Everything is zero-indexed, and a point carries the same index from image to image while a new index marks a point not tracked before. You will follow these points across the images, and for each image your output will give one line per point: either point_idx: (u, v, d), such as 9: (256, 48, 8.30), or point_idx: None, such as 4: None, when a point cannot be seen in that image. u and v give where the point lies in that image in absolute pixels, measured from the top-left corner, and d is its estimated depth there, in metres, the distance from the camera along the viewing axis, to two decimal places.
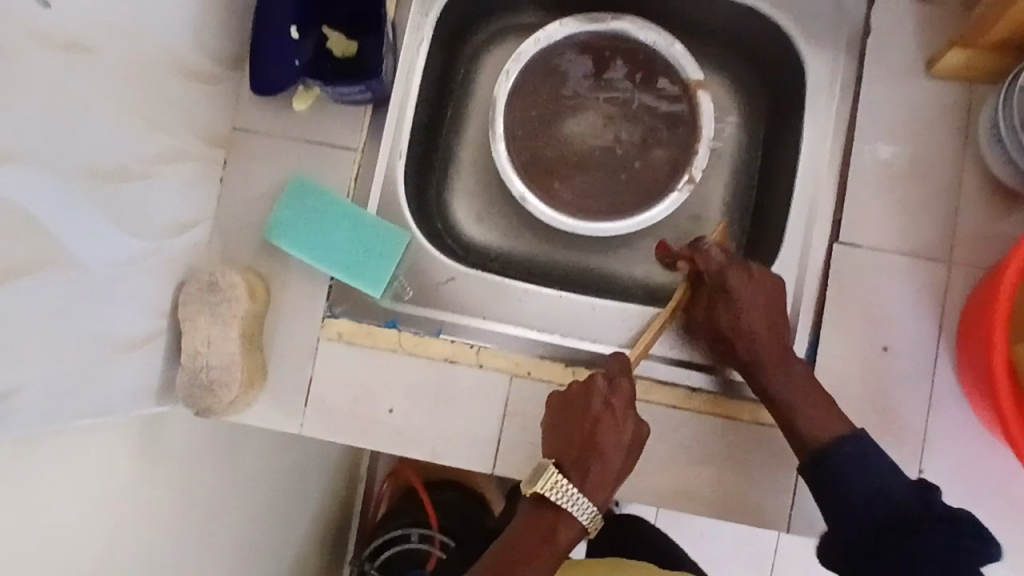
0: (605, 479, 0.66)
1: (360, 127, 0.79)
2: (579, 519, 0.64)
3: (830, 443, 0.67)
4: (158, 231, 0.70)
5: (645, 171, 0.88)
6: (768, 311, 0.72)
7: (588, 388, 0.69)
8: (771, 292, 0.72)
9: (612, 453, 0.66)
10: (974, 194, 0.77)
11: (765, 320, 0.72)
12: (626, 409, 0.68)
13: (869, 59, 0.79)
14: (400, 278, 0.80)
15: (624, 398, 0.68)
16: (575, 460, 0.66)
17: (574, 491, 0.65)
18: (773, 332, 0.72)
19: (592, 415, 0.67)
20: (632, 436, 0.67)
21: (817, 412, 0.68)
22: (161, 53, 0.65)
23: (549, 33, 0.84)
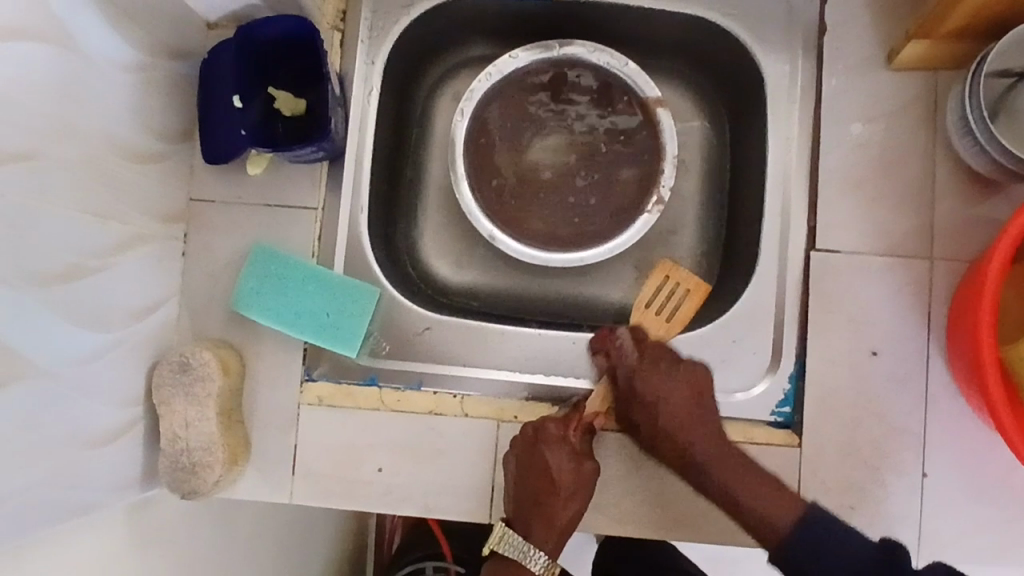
0: (554, 527, 0.74)
1: (317, 186, 0.78)
2: (534, 569, 0.73)
3: (787, 521, 0.65)
4: (122, 319, 0.69)
5: (614, 192, 0.87)
6: (700, 405, 0.74)
7: (523, 439, 0.73)
8: (702, 384, 0.74)
9: (556, 506, 0.73)
10: (948, 184, 0.75)
11: (683, 396, 0.74)
12: (562, 457, 0.72)
13: (827, 59, 0.78)
14: (374, 333, 0.78)
15: (558, 445, 0.72)
16: (524, 516, 0.73)
17: (525, 545, 0.73)
18: (704, 424, 0.73)
19: (532, 471, 0.73)
20: (574, 480, 0.72)
21: (764, 509, 0.67)
22: (107, 142, 0.64)
23: (500, 66, 0.82)
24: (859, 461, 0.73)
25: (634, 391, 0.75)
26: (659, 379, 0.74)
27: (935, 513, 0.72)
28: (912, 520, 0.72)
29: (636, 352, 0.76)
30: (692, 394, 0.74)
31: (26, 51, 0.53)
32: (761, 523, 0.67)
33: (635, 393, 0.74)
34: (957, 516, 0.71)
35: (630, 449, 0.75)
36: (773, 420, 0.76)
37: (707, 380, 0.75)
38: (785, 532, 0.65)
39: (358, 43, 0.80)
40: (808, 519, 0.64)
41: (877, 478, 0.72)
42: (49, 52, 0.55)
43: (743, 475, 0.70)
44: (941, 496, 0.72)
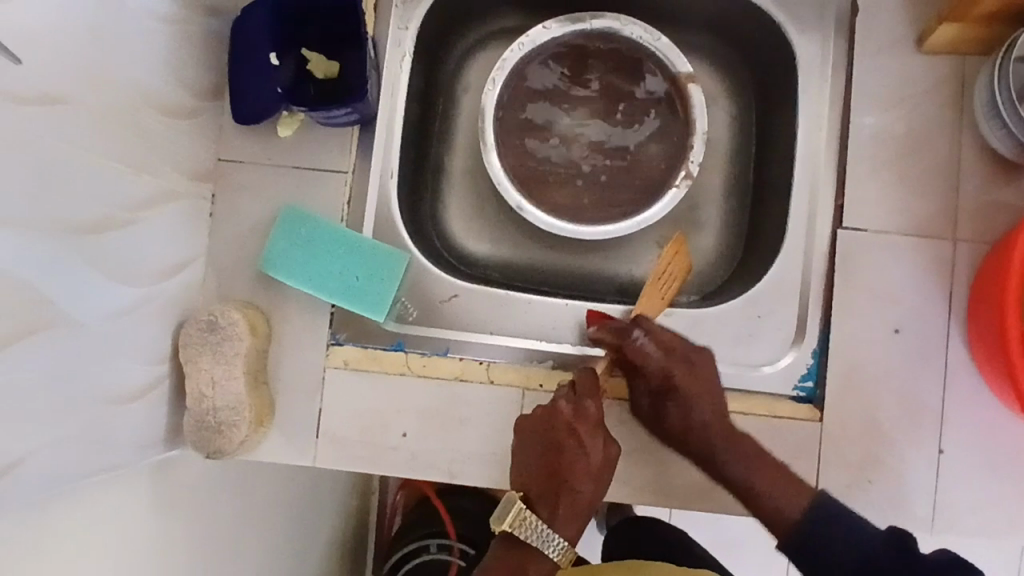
0: (571, 507, 0.70)
1: (348, 149, 0.77)
2: (549, 554, 0.68)
3: (793, 510, 0.65)
4: (151, 274, 0.68)
5: (639, 167, 0.87)
6: (715, 403, 0.71)
7: (556, 414, 0.71)
8: (709, 378, 0.72)
9: (581, 485, 0.70)
10: (974, 167, 0.76)
11: (710, 377, 0.72)
12: (593, 439, 0.70)
13: (859, 40, 0.78)
14: (402, 299, 0.79)
15: (591, 426, 0.70)
16: (545, 496, 0.70)
17: (544, 530, 0.68)
18: (715, 409, 0.71)
19: (563, 453, 0.70)
20: (601, 460, 0.70)
21: (780, 494, 0.67)
22: (140, 91, 0.63)
23: (532, 37, 0.82)
24: (878, 437, 0.74)
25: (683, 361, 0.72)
26: (679, 392, 0.71)
27: (949, 489, 0.73)
28: (927, 495, 0.73)
29: (665, 355, 0.72)
30: (711, 394, 0.71)
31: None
32: (771, 511, 0.67)
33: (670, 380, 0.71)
34: (971, 492, 0.73)
35: None
36: (796, 395, 0.77)
37: (714, 370, 0.72)
38: (797, 521, 0.65)
39: (393, 8, 0.79)
40: (821, 503, 0.64)
41: (895, 453, 0.74)
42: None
43: (766, 453, 0.70)
44: (956, 471, 0.73)
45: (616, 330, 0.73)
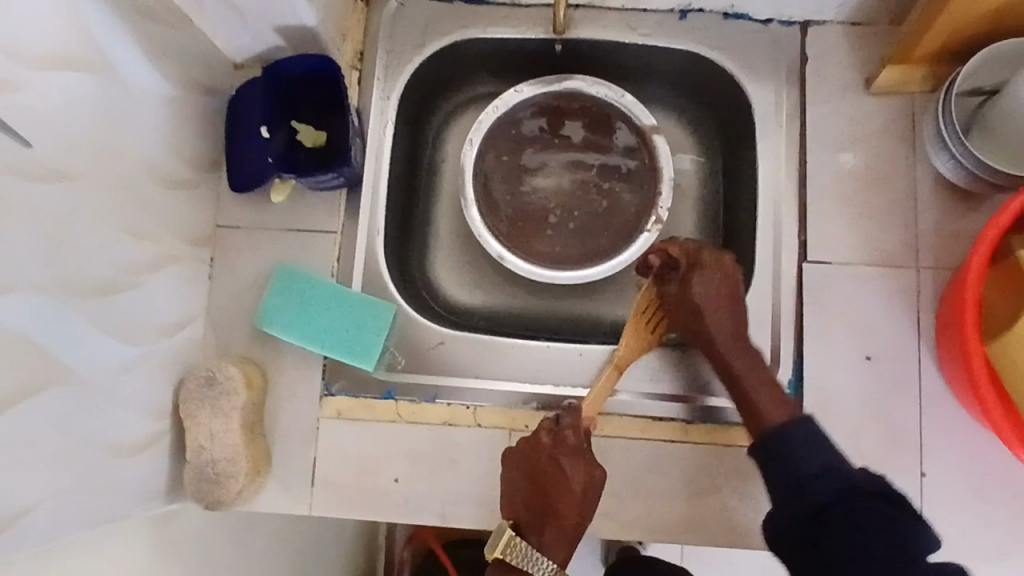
0: (560, 530, 0.71)
1: (337, 210, 0.83)
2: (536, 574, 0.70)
3: (774, 420, 0.69)
4: (152, 334, 0.73)
5: (614, 215, 0.92)
6: (738, 333, 0.74)
7: (536, 443, 0.73)
8: (734, 297, 0.74)
9: (565, 510, 0.71)
10: (930, 198, 0.80)
11: (721, 282, 0.74)
12: (577, 465, 0.71)
13: (810, 86, 0.84)
14: (391, 348, 0.82)
15: (576, 453, 0.72)
16: (535, 522, 0.72)
17: (533, 555, 0.70)
18: (723, 288, 0.74)
19: (550, 480, 0.71)
20: (584, 486, 0.71)
21: (767, 402, 0.70)
22: (141, 166, 0.69)
23: (506, 100, 0.88)
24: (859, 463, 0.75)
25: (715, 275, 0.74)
26: (699, 304, 0.73)
27: (935, 511, 0.74)
28: None
29: (704, 279, 0.74)
30: (736, 322, 0.74)
31: (61, 76, 0.58)
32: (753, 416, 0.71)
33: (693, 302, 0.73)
34: (958, 513, 0.74)
35: (638, 454, 0.77)
36: None
37: (737, 280, 0.75)
38: (770, 430, 0.68)
39: (375, 80, 0.86)
40: (805, 423, 0.66)
41: None
42: (84, 78, 0.61)
43: (766, 371, 0.73)
44: (940, 493, 0.74)
45: (662, 261, 0.75)
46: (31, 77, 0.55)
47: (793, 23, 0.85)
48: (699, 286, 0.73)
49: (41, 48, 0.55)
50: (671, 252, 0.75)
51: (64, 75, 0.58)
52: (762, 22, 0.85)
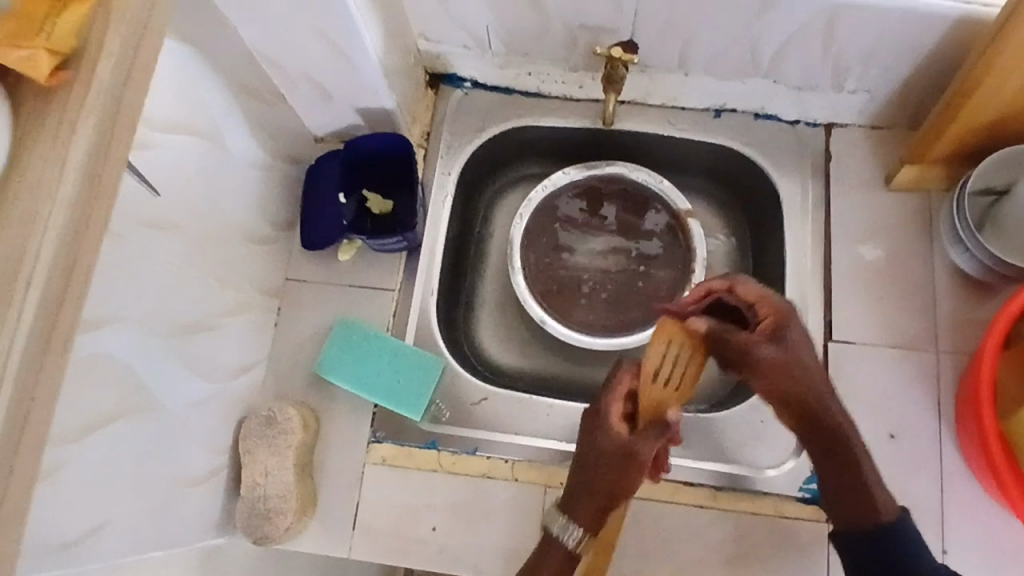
0: (590, 511, 0.68)
1: (397, 270, 0.91)
2: (566, 542, 0.68)
3: (881, 515, 0.69)
4: (223, 373, 0.79)
5: (648, 289, 0.99)
6: (808, 366, 0.66)
7: (601, 412, 0.67)
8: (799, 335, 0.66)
9: (612, 472, 0.66)
10: (947, 287, 0.86)
11: (789, 345, 0.65)
12: (611, 432, 0.66)
13: (833, 181, 0.92)
14: (437, 401, 0.87)
15: (614, 430, 0.66)
16: (574, 503, 0.69)
17: (565, 523, 0.69)
18: (790, 347, 0.65)
19: (588, 442, 0.68)
20: (632, 458, 0.65)
21: (873, 485, 0.69)
22: (232, 221, 0.78)
23: (554, 180, 0.97)
24: None
25: (774, 318, 0.66)
26: (760, 369, 0.65)
27: None
28: None
29: (764, 317, 0.66)
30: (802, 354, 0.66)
31: (178, 141, 0.67)
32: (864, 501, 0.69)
33: (782, 339, 0.65)
34: None
35: (669, 516, 0.80)
36: (802, 496, 0.80)
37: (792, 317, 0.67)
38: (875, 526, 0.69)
39: (438, 158, 0.96)
40: (903, 518, 0.69)
41: None
42: (197, 144, 0.70)
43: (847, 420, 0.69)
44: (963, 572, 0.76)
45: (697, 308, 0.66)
46: (155, 140, 0.64)
47: (818, 124, 0.94)
48: (765, 321, 0.66)
49: (168, 116, 0.65)
50: (714, 290, 0.66)
51: (184, 140, 0.68)
52: (790, 122, 0.94)
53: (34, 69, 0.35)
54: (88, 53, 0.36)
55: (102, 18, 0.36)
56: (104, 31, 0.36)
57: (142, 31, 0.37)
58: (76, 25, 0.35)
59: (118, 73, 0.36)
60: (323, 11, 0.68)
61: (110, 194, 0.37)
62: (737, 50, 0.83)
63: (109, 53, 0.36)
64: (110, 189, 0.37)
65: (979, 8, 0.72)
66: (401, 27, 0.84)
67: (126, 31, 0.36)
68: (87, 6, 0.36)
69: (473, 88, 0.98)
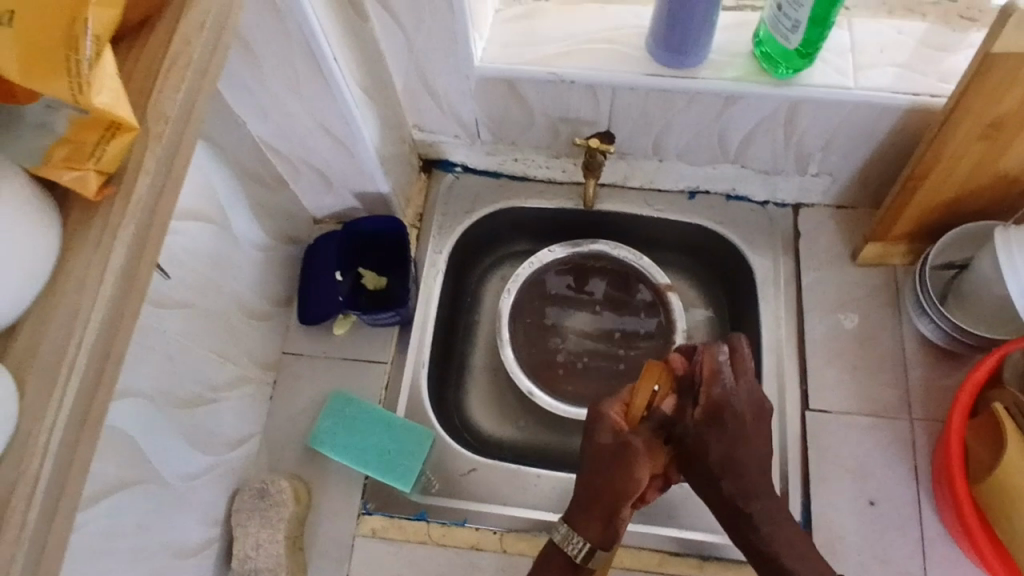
0: (596, 518, 0.67)
1: (390, 344, 0.95)
2: (569, 553, 0.67)
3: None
4: (221, 444, 0.82)
5: (632, 360, 1.02)
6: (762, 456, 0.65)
7: (600, 414, 0.68)
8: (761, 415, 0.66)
9: (607, 478, 0.66)
10: (916, 356, 0.90)
11: (744, 407, 0.65)
12: (604, 430, 0.67)
13: (802, 256, 0.97)
14: (427, 472, 0.89)
15: (617, 429, 0.67)
16: (580, 509, 0.68)
17: (566, 530, 0.68)
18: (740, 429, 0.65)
19: (592, 444, 0.67)
20: (627, 463, 0.65)
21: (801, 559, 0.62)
22: (234, 299, 0.82)
23: (540, 258, 1.03)
24: None
25: (711, 399, 0.65)
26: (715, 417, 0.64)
27: None
28: None
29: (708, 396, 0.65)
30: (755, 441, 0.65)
31: (189, 226, 0.73)
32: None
33: (722, 425, 0.64)
34: None
35: None
36: None
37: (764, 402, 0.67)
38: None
39: (430, 237, 1.02)
40: None
41: None
42: (205, 228, 0.76)
43: (784, 521, 0.64)
44: None
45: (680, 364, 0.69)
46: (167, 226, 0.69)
47: (786, 204, 1.01)
48: (708, 403, 0.65)
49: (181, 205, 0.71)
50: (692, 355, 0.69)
51: (195, 226, 0.74)
52: (759, 203, 1.01)
53: (82, 187, 0.38)
54: (128, 175, 0.39)
55: (141, 142, 0.39)
56: (144, 157, 0.39)
57: (174, 152, 0.40)
58: (120, 151, 0.38)
59: (153, 187, 0.39)
60: (330, 110, 0.75)
61: (139, 291, 0.40)
62: (706, 139, 0.90)
63: (146, 173, 0.39)
64: (141, 287, 0.40)
65: (928, 99, 0.78)
66: (396, 121, 0.91)
67: (162, 155, 0.39)
68: (132, 136, 0.38)
69: (464, 172, 1.05)
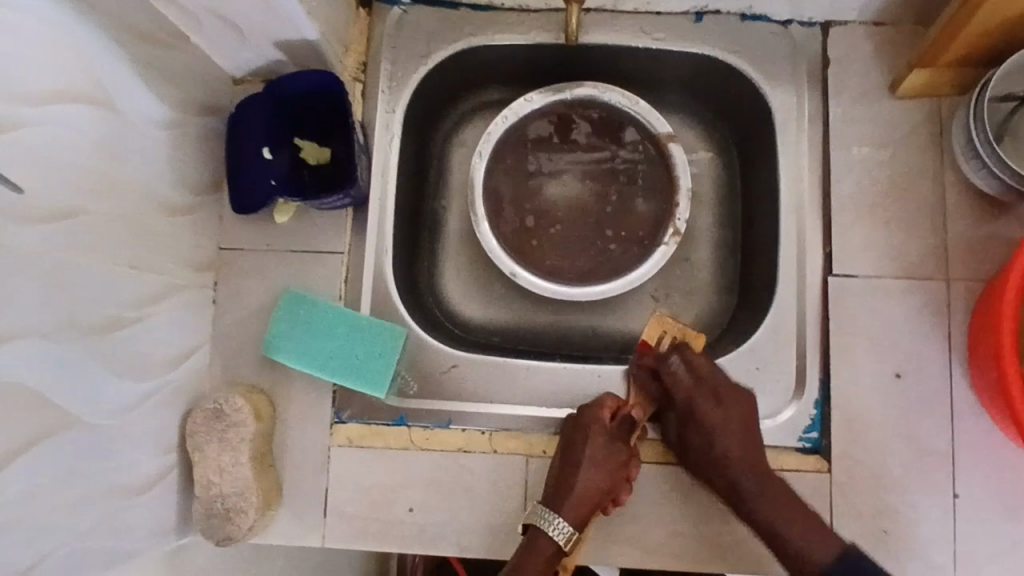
0: (574, 502, 0.70)
1: (344, 229, 0.80)
2: (553, 536, 0.69)
3: (823, 555, 0.64)
4: (158, 366, 0.70)
5: (629, 225, 0.89)
6: (749, 437, 0.72)
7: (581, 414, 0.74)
8: (749, 419, 0.73)
9: (581, 478, 0.71)
10: (958, 206, 0.77)
11: (737, 409, 0.73)
12: (597, 434, 0.72)
13: (832, 91, 0.80)
14: (402, 372, 0.79)
15: (592, 431, 0.72)
16: (555, 492, 0.71)
17: (550, 515, 0.69)
18: (724, 423, 0.72)
19: (566, 439, 0.74)
20: (604, 454, 0.72)
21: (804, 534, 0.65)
22: (144, 197, 0.66)
23: (515, 109, 0.85)
24: (889, 483, 0.73)
25: (705, 382, 0.74)
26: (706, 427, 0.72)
27: (968, 534, 0.71)
28: (947, 542, 0.71)
29: (691, 377, 0.75)
30: (744, 426, 0.72)
31: (55, 112, 0.54)
32: (801, 557, 0.65)
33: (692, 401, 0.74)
34: (992, 537, 0.71)
35: (662, 480, 0.75)
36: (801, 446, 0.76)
37: (755, 413, 0.73)
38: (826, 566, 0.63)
39: (379, 93, 0.83)
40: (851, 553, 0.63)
41: (907, 499, 0.72)
42: (82, 110, 0.57)
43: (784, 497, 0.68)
44: (973, 514, 0.72)
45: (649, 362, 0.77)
46: (26, 116, 0.51)
47: (814, 24, 0.82)
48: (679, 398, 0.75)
49: (41, 84, 0.52)
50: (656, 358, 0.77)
51: (67, 107, 0.55)
52: (781, 24, 0.82)
53: None
54: None
55: None
56: None
57: None
58: None
59: None
60: None
61: None
62: None
63: None
64: None
65: None
66: None
67: None
68: None
69: (414, 5, 0.84)
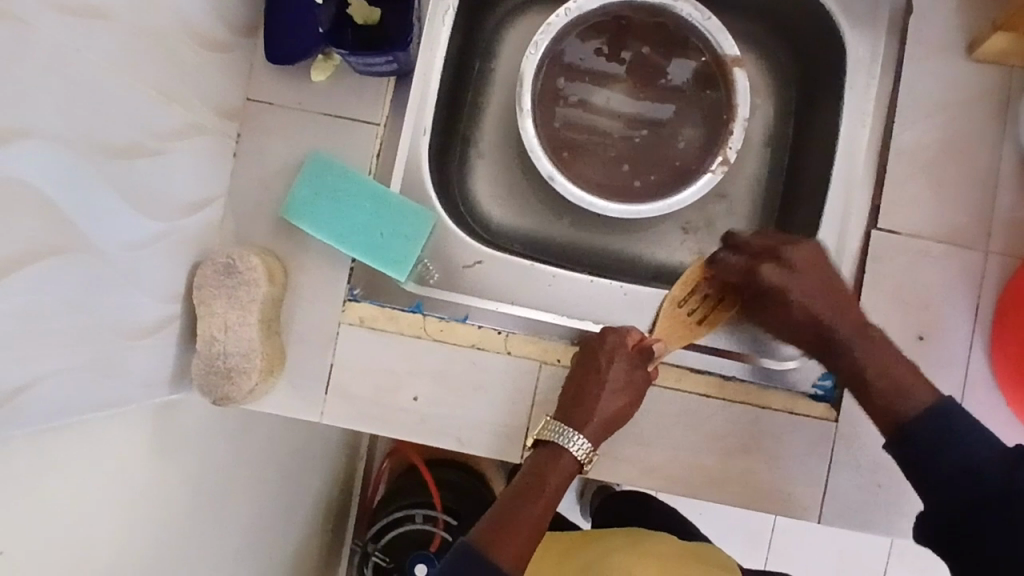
0: (595, 422, 0.70)
1: (382, 100, 0.75)
2: (575, 453, 0.69)
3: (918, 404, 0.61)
4: (171, 209, 0.65)
5: (673, 150, 0.86)
6: (827, 281, 0.67)
7: (599, 341, 0.73)
8: (822, 260, 0.69)
9: (599, 400, 0.70)
10: (1012, 181, 0.75)
11: (812, 268, 0.68)
12: (618, 361, 0.72)
13: (910, 40, 0.77)
14: (425, 260, 0.77)
15: (614, 356, 0.72)
16: (569, 409, 0.71)
17: (568, 430, 0.69)
18: (824, 276, 0.68)
19: (583, 360, 0.73)
20: (624, 377, 0.71)
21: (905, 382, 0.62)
22: (179, 17, 0.60)
23: (580, 3, 0.80)
24: None
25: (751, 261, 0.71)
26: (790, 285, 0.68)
27: None
28: None
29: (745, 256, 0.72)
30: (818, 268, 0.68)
31: None
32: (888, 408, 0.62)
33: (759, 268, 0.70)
34: None
35: (672, 406, 0.74)
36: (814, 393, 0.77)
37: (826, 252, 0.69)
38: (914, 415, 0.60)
39: None
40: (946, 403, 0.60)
41: None
42: None
43: (862, 339, 0.65)
44: None
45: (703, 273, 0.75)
46: None
47: None
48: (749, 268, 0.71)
49: None
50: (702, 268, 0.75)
51: None
52: None
53: None
54: None
55: None
56: None
57: None
58: None
59: None
60: None
61: None
62: None
63: None
64: None
65: None
66: None
67: None
68: None
69: None
